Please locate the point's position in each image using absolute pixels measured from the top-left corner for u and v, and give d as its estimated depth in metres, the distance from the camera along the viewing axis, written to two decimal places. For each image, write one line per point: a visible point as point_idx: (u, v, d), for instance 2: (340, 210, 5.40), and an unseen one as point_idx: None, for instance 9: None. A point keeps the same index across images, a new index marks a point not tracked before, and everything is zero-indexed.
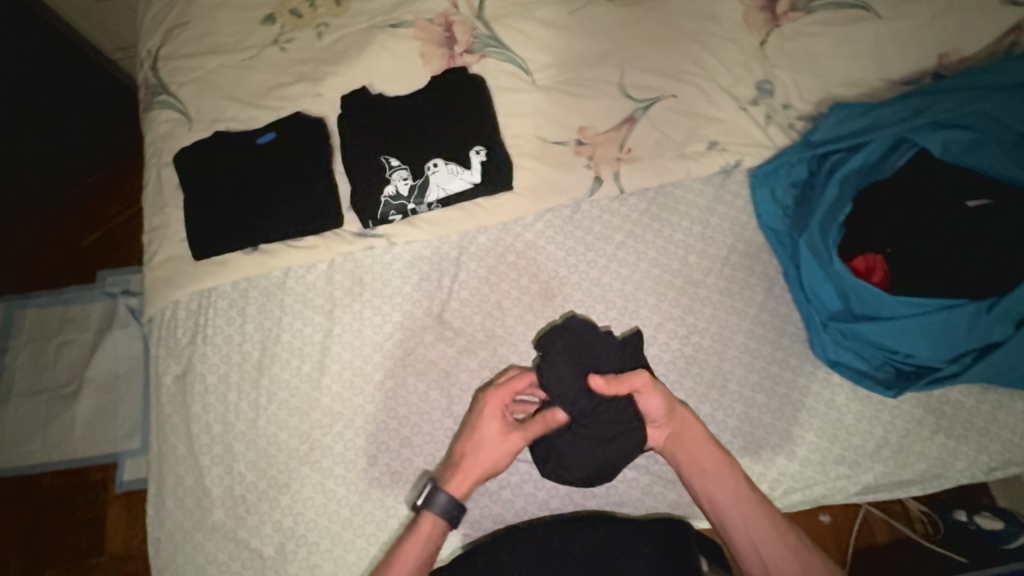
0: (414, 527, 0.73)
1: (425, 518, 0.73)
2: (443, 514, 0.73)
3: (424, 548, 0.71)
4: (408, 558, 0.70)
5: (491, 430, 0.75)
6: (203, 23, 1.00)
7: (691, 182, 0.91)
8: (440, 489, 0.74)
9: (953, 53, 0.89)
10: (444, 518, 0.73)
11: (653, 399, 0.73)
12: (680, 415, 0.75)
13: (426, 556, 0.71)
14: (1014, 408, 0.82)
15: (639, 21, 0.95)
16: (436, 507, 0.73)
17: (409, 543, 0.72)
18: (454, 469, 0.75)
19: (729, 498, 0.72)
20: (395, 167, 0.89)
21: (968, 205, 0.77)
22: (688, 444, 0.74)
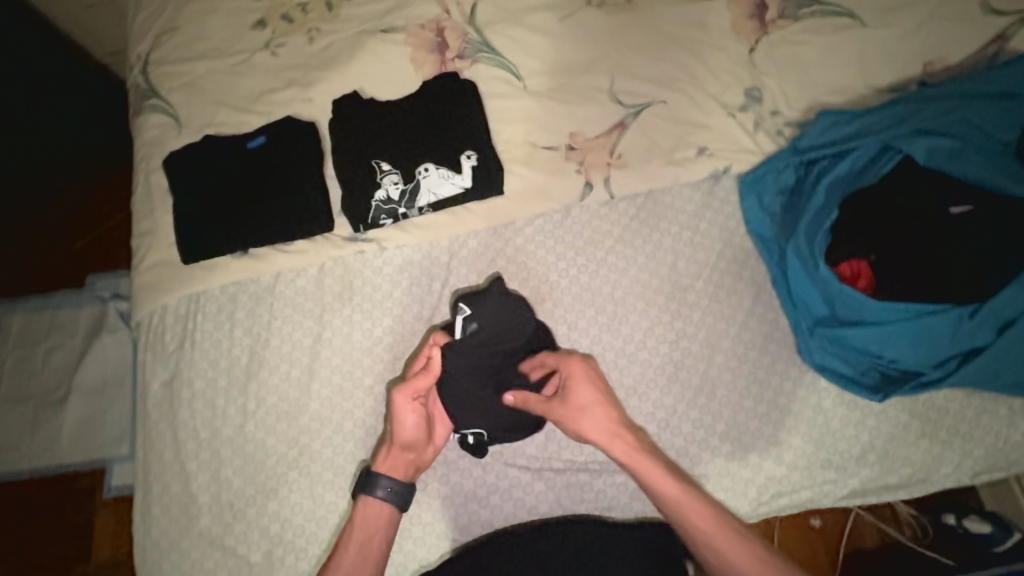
0: (365, 513, 0.72)
1: (375, 503, 0.72)
2: (394, 498, 0.72)
3: (382, 532, 0.72)
4: (352, 540, 0.71)
5: (408, 415, 0.74)
6: (195, 27, 1.00)
7: (680, 188, 0.92)
8: (383, 475, 0.72)
9: (938, 61, 0.90)
10: (395, 502, 0.73)
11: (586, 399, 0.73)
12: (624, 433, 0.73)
13: (371, 538, 0.71)
14: (999, 413, 0.83)
15: (629, 27, 0.96)
16: (386, 494, 0.72)
17: (359, 528, 0.71)
18: (392, 460, 0.74)
19: (685, 517, 0.68)
20: (385, 171, 0.89)
21: (953, 211, 0.78)
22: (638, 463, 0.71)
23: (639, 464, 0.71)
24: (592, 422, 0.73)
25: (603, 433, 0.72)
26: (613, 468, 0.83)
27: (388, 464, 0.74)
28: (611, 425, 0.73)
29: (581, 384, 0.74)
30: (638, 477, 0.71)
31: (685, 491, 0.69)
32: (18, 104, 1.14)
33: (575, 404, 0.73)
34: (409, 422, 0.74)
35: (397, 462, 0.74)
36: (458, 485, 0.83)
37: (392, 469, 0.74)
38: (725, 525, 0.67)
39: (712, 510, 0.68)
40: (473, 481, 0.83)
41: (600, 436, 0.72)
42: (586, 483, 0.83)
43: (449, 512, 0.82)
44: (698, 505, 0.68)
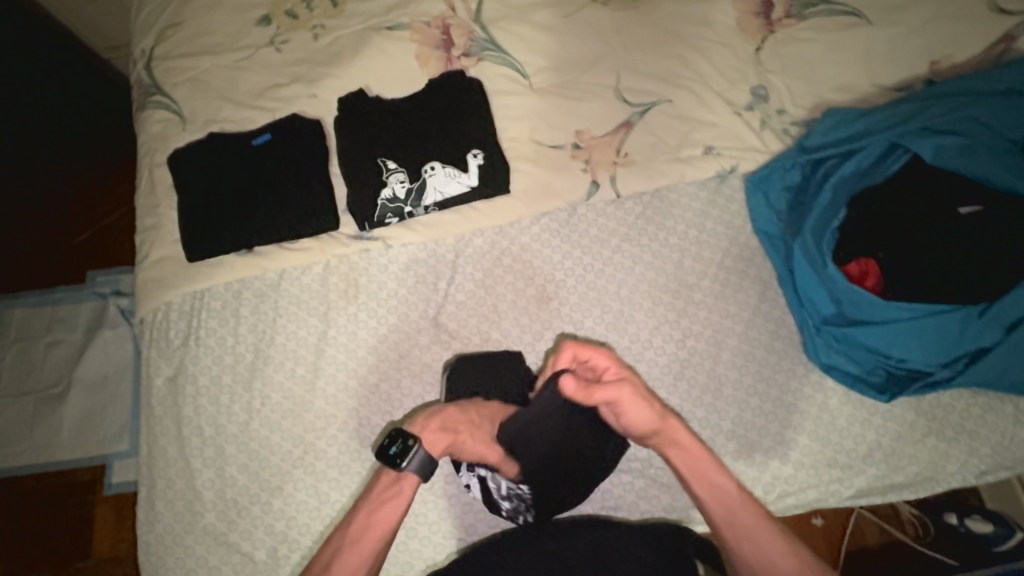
0: (393, 486, 0.70)
1: (404, 476, 0.70)
2: (420, 472, 0.70)
3: (401, 508, 0.69)
4: (387, 514, 0.68)
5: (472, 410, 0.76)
6: (199, 22, 0.99)
7: (686, 186, 0.92)
8: (423, 448, 0.70)
9: (945, 60, 0.90)
10: (421, 475, 0.70)
11: (636, 407, 0.70)
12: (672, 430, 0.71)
13: (403, 510, 0.69)
14: (1005, 412, 0.83)
15: (635, 25, 0.96)
16: (413, 465, 0.69)
17: (384, 502, 0.69)
18: (439, 429, 0.72)
19: (729, 505, 0.68)
20: (391, 170, 0.89)
21: (961, 211, 0.78)
22: (685, 454, 0.71)
23: (693, 450, 0.71)
24: (641, 414, 0.70)
25: (655, 423, 0.70)
26: (620, 467, 0.84)
27: (434, 428, 0.72)
28: (662, 413, 0.71)
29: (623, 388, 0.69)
30: (689, 463, 0.71)
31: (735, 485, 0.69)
32: (18, 98, 1.13)
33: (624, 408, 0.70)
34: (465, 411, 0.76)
35: (438, 428, 0.72)
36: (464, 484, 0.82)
37: (429, 443, 0.71)
38: (766, 525, 0.67)
39: (753, 505, 0.68)
40: None
41: (657, 422, 0.71)
42: None
43: (454, 510, 0.82)
44: (743, 501, 0.68)
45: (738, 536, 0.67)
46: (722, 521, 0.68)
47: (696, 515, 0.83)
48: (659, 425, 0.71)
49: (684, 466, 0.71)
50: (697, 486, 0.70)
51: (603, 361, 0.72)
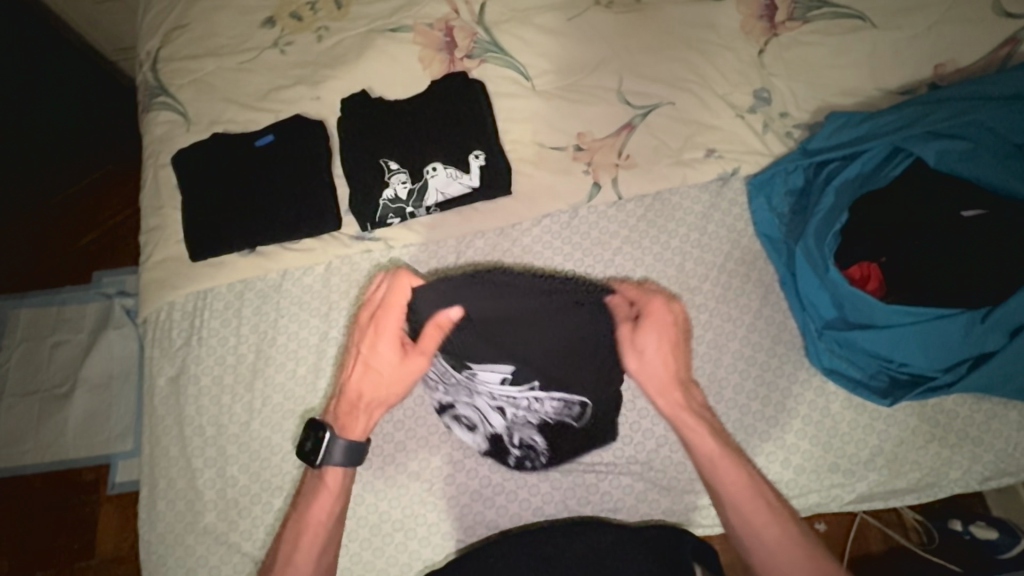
0: (319, 482, 0.73)
1: (326, 472, 0.72)
2: (341, 464, 0.72)
3: (331, 504, 0.72)
4: (318, 511, 0.71)
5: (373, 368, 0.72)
6: (204, 24, 1.00)
7: (688, 189, 0.92)
8: (337, 435, 0.72)
9: (949, 64, 0.90)
10: (344, 467, 0.72)
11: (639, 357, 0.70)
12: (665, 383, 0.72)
13: (335, 504, 0.72)
14: (1009, 418, 0.82)
15: (638, 28, 0.96)
16: (333, 459, 0.71)
17: (313, 501, 0.72)
18: (347, 409, 0.73)
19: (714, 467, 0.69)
20: (393, 171, 0.89)
21: (965, 215, 0.78)
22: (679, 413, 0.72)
23: (684, 420, 0.71)
24: (647, 359, 0.70)
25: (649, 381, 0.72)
26: (619, 470, 0.83)
27: (341, 412, 0.74)
28: (671, 376, 0.71)
29: (656, 318, 0.70)
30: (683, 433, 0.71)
31: (723, 453, 0.69)
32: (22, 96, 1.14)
33: (643, 333, 0.70)
34: (368, 370, 0.72)
35: (351, 407, 0.73)
36: (464, 485, 0.83)
37: (346, 428, 0.73)
38: (753, 497, 0.68)
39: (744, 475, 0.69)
40: (478, 481, 0.83)
41: (650, 382, 0.72)
42: (592, 485, 0.83)
43: (454, 512, 0.82)
44: (727, 465, 0.69)
45: (727, 504, 0.68)
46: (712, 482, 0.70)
47: (696, 518, 0.83)
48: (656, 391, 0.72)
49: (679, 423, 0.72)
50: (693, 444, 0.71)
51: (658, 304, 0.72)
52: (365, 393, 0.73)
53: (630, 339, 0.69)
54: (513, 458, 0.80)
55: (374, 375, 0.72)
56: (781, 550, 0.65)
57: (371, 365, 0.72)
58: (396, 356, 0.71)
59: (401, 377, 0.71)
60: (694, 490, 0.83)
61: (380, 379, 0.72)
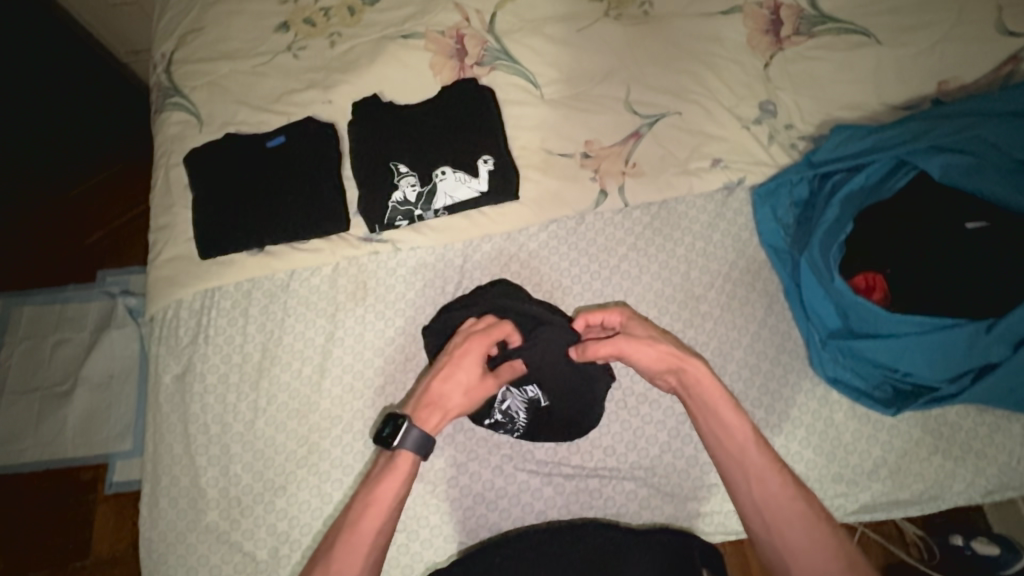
0: (390, 464, 0.71)
1: (399, 453, 0.71)
2: (416, 449, 0.70)
3: (400, 486, 0.69)
4: (385, 493, 0.69)
5: (460, 377, 0.75)
6: (220, 28, 1.02)
7: (694, 198, 0.92)
8: (413, 426, 0.71)
9: (952, 80, 0.91)
10: (417, 452, 0.71)
11: (642, 345, 0.74)
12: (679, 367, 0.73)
13: (402, 490, 0.70)
14: (1012, 431, 0.82)
15: (646, 40, 0.97)
16: (409, 444, 0.70)
17: (382, 481, 0.70)
18: (425, 406, 0.73)
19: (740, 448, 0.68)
20: (403, 174, 0.90)
21: (969, 227, 0.78)
22: (699, 393, 0.72)
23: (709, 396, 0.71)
24: (655, 348, 0.74)
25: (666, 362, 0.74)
26: (622, 475, 0.83)
27: (419, 406, 0.73)
28: (678, 361, 0.73)
29: (635, 324, 0.77)
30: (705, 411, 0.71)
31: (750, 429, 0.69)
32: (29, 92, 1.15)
33: (635, 335, 0.76)
34: (454, 374, 0.74)
35: (429, 405, 0.73)
36: (467, 488, 0.82)
37: (423, 420, 0.72)
38: (780, 475, 0.67)
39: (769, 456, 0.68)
40: (480, 484, 0.83)
41: (672, 360, 0.73)
42: (595, 490, 0.82)
43: (457, 514, 0.82)
44: (757, 445, 0.68)
45: (753, 483, 0.67)
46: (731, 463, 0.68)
47: (699, 525, 0.83)
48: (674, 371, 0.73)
49: (701, 404, 0.71)
50: (712, 426, 0.70)
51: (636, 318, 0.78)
52: (445, 397, 0.74)
53: (631, 348, 0.74)
54: (491, 420, 0.82)
55: (457, 385, 0.74)
56: (808, 531, 0.64)
57: (458, 376, 0.75)
58: (481, 373, 0.76)
59: (481, 389, 0.75)
60: (697, 496, 0.83)
61: (465, 390, 0.75)
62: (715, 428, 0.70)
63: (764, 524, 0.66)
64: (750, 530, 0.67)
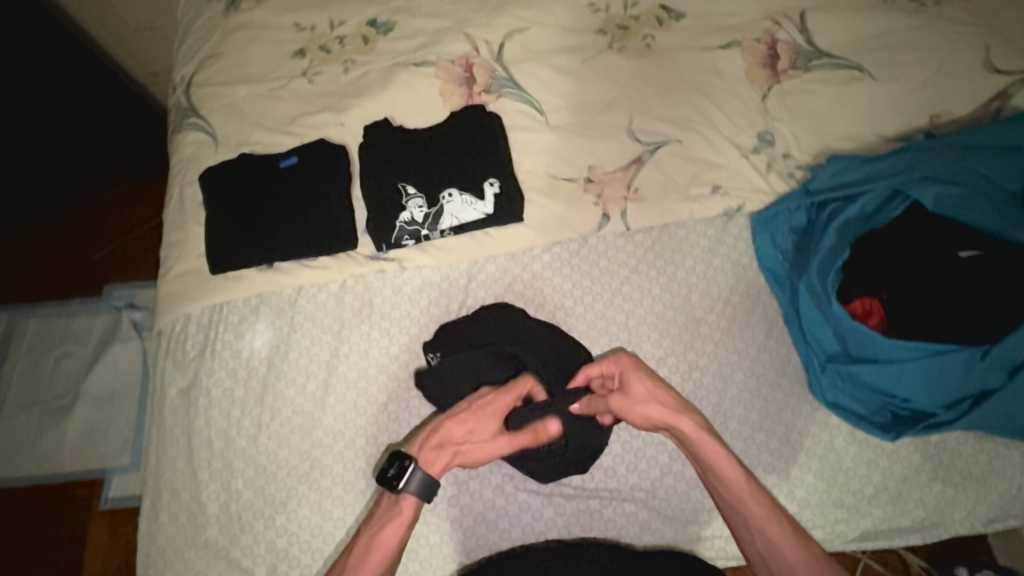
0: (393, 509, 0.73)
1: (401, 498, 0.73)
2: (419, 493, 0.72)
3: (401, 532, 0.71)
4: (387, 539, 0.71)
5: (475, 426, 0.77)
6: (239, 53, 1.06)
7: (694, 223, 0.95)
8: (418, 468, 0.73)
9: (944, 115, 0.94)
10: (420, 496, 0.73)
11: (638, 408, 0.76)
12: (673, 423, 0.75)
13: (404, 535, 0.72)
14: (1011, 458, 0.82)
15: (648, 72, 1.01)
16: (413, 487, 0.72)
17: (384, 526, 0.72)
18: (433, 446, 0.75)
19: (738, 496, 0.71)
20: (411, 195, 0.93)
21: (962, 254, 0.80)
22: (695, 445, 0.74)
23: (705, 444, 0.73)
24: (645, 409, 0.75)
25: (660, 420, 0.75)
26: (623, 496, 0.83)
27: (428, 446, 0.75)
28: (669, 418, 0.75)
29: (635, 377, 0.77)
30: (702, 458, 0.73)
31: (747, 481, 0.71)
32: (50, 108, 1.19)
33: (631, 395, 0.76)
34: (470, 421, 0.77)
35: (436, 447, 0.75)
36: (468, 507, 0.82)
37: (427, 463, 0.74)
38: (778, 519, 0.70)
39: (767, 500, 0.70)
40: (481, 502, 0.83)
41: (663, 417, 0.75)
42: (596, 511, 0.82)
43: (457, 534, 0.81)
44: (754, 496, 0.71)
45: (753, 531, 0.70)
46: (731, 510, 0.72)
47: (700, 549, 0.82)
48: (668, 425, 0.75)
49: (697, 454, 0.74)
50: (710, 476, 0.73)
51: (636, 365, 0.78)
52: (456, 442, 0.76)
53: (623, 405, 0.76)
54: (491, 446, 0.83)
55: (470, 433, 0.77)
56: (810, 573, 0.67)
57: (472, 424, 0.77)
58: (495, 427, 0.78)
59: (491, 441, 0.77)
60: (698, 519, 0.82)
61: (476, 439, 0.77)
62: (710, 476, 0.73)
63: (768, 569, 0.69)
64: (757, 573, 0.71)
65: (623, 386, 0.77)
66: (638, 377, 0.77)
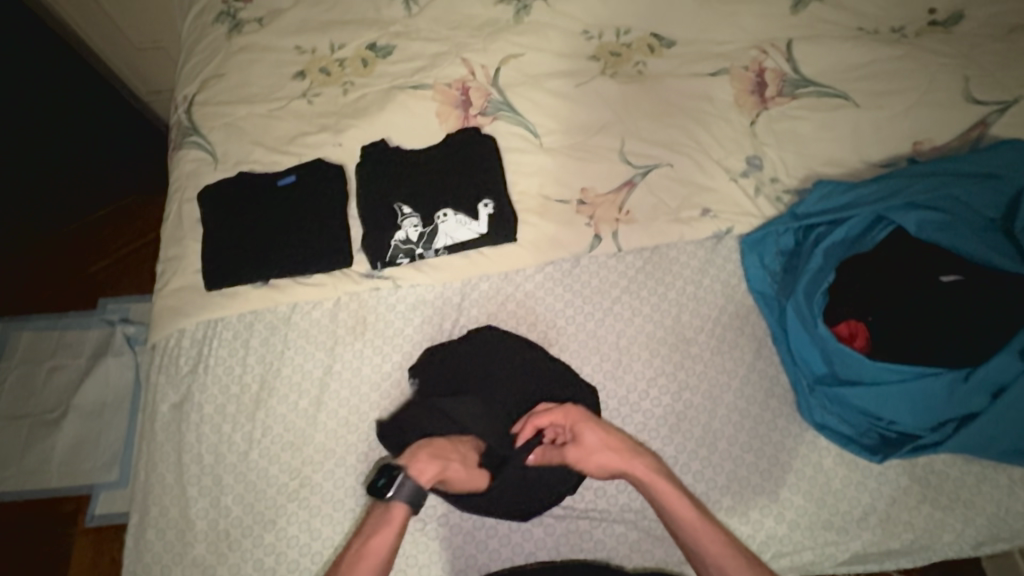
0: (384, 515, 0.72)
1: (393, 504, 0.72)
2: (410, 501, 0.72)
3: (392, 538, 0.71)
4: (378, 544, 0.70)
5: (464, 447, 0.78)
6: (240, 74, 1.08)
7: (685, 245, 0.96)
8: (410, 477, 0.72)
9: (925, 142, 0.97)
10: (411, 505, 0.72)
11: (592, 457, 0.77)
12: (625, 469, 0.76)
13: (394, 542, 0.71)
14: (999, 481, 0.83)
15: (640, 97, 1.04)
16: (402, 495, 0.72)
17: (374, 532, 0.71)
18: (426, 455, 0.74)
19: (696, 536, 0.72)
20: (406, 215, 0.94)
21: (944, 279, 0.82)
22: (651, 488, 0.75)
23: (660, 486, 0.75)
24: (598, 458, 0.77)
25: (614, 468, 0.77)
26: (613, 517, 0.83)
27: (421, 454, 0.74)
28: (622, 464, 0.77)
29: (586, 428, 0.79)
30: (659, 500, 0.75)
31: (700, 518, 0.73)
32: (50, 123, 1.21)
33: (584, 445, 0.78)
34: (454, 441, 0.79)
35: (429, 457, 0.74)
36: (457, 526, 0.82)
37: (420, 471, 0.72)
38: (735, 555, 0.72)
39: (724, 537, 0.72)
40: (471, 522, 0.82)
41: (617, 463, 0.77)
42: (586, 532, 0.82)
43: (446, 554, 0.81)
44: (711, 535, 0.72)
45: (710, 567, 0.72)
46: (692, 550, 0.73)
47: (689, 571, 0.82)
48: (621, 472, 0.77)
49: (653, 498, 0.75)
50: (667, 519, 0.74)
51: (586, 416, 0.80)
52: (448, 455, 0.75)
53: (577, 456, 0.78)
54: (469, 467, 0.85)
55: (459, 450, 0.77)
56: None
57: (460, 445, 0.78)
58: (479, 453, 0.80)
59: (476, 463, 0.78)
60: None
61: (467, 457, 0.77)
62: (668, 518, 0.74)
63: None
64: None
65: (574, 437, 0.79)
66: (590, 429, 0.78)
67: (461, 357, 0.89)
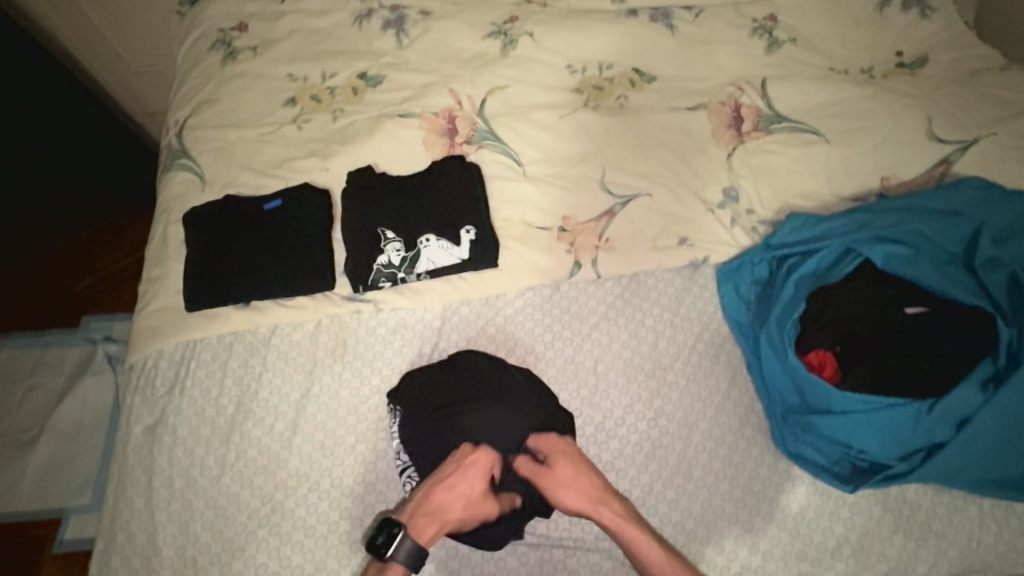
0: None
1: (388, 564, 0.75)
2: (407, 561, 0.75)
3: None
4: None
5: (466, 488, 0.80)
6: (232, 100, 1.11)
7: (663, 273, 0.98)
8: (407, 537, 0.76)
9: (893, 177, 1.01)
10: (408, 564, 0.75)
11: (564, 492, 0.79)
12: (596, 508, 0.78)
13: None
14: (969, 512, 0.83)
15: (621, 128, 1.07)
16: (401, 556, 0.75)
17: None
18: (422, 515, 0.77)
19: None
20: (389, 239, 0.96)
21: (908, 310, 0.86)
22: (619, 530, 0.77)
23: (628, 530, 0.77)
24: (570, 493, 0.79)
25: (585, 505, 0.78)
26: (588, 546, 0.82)
27: (419, 514, 0.78)
28: (594, 502, 0.79)
29: (565, 460, 0.82)
30: (626, 542, 0.76)
31: (669, 560, 0.75)
32: None
33: (558, 477, 0.80)
34: (458, 482, 0.80)
35: (428, 515, 0.78)
36: (430, 555, 0.82)
37: (417, 531, 0.77)
38: None
39: None
40: (444, 550, 0.82)
41: (588, 501, 0.79)
42: (560, 561, 0.81)
43: None
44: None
45: None
46: None
47: None
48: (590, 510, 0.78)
49: (621, 540, 0.77)
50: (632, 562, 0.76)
51: (567, 449, 0.83)
52: (446, 508, 0.78)
53: (550, 486, 0.80)
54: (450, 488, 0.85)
55: (461, 497, 0.79)
56: None
57: (463, 489, 0.79)
58: (484, 488, 0.80)
59: (480, 505, 0.79)
60: None
61: (470, 504, 0.79)
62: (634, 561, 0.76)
63: None
64: None
65: (550, 466, 0.81)
66: (567, 461, 0.82)
67: (439, 378, 0.89)
